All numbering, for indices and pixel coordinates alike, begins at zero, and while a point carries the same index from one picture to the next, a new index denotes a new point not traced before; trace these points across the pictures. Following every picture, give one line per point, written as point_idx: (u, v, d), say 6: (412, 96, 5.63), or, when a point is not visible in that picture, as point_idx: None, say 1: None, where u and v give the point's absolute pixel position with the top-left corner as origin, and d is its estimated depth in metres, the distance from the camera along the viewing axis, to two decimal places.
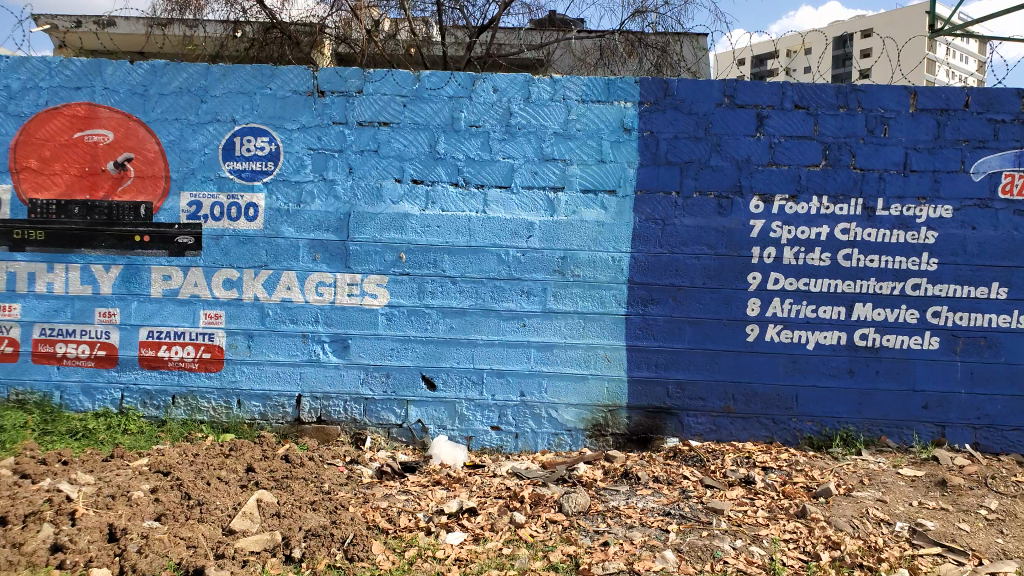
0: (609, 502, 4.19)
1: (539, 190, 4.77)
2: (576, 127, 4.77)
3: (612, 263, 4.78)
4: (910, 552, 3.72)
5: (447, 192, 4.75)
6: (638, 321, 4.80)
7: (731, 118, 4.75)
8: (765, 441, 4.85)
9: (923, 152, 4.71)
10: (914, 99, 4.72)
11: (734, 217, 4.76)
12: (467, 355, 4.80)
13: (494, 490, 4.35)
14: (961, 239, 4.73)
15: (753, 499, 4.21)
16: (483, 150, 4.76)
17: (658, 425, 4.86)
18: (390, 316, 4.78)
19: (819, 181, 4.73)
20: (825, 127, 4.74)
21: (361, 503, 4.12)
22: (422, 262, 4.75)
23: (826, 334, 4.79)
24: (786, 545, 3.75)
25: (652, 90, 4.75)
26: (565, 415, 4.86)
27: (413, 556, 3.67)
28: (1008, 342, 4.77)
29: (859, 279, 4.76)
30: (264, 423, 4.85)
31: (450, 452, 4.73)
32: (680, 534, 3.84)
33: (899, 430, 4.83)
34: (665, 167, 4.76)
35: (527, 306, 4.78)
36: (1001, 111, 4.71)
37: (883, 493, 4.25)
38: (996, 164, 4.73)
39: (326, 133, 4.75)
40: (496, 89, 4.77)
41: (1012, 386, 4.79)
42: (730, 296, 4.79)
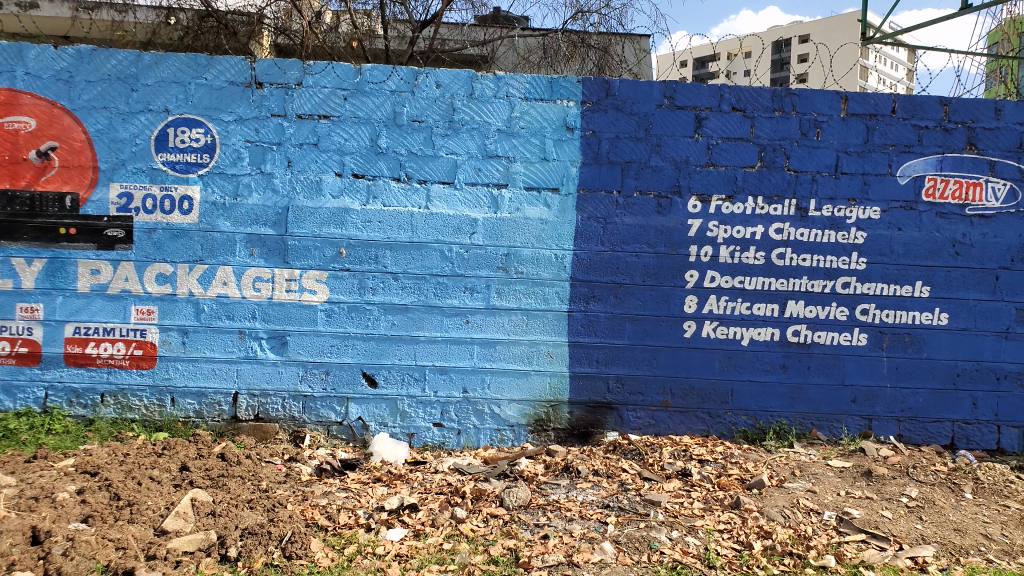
0: (550, 496, 4.23)
1: (482, 186, 4.78)
2: (519, 125, 4.79)
3: (555, 260, 4.82)
4: (837, 539, 3.88)
5: (389, 187, 4.72)
6: (579, 318, 4.86)
7: (671, 119, 4.84)
8: (702, 435, 4.97)
9: (853, 155, 4.89)
10: (845, 104, 4.89)
11: (673, 216, 4.86)
12: (408, 352, 4.79)
13: (435, 487, 4.35)
14: (888, 239, 4.92)
15: (689, 491, 4.31)
16: (426, 145, 4.74)
17: (599, 420, 4.94)
18: (330, 312, 4.73)
19: (754, 182, 4.86)
20: (761, 129, 4.87)
21: (300, 501, 4.08)
22: (363, 258, 4.71)
23: (760, 331, 4.94)
24: (721, 535, 3.86)
25: (595, 90, 4.81)
26: (507, 411, 4.88)
27: (352, 553, 3.65)
28: (930, 338, 4.98)
29: (792, 278, 4.91)
30: (199, 421, 4.74)
31: (391, 450, 4.69)
32: (619, 526, 3.91)
33: (829, 423, 4.99)
34: (606, 166, 4.83)
35: (470, 302, 4.79)
36: (925, 117, 4.91)
37: (813, 483, 4.41)
38: (920, 168, 4.93)
39: (264, 126, 4.67)
40: (440, 84, 4.76)
41: (933, 380, 5.00)
42: (668, 293, 4.89)
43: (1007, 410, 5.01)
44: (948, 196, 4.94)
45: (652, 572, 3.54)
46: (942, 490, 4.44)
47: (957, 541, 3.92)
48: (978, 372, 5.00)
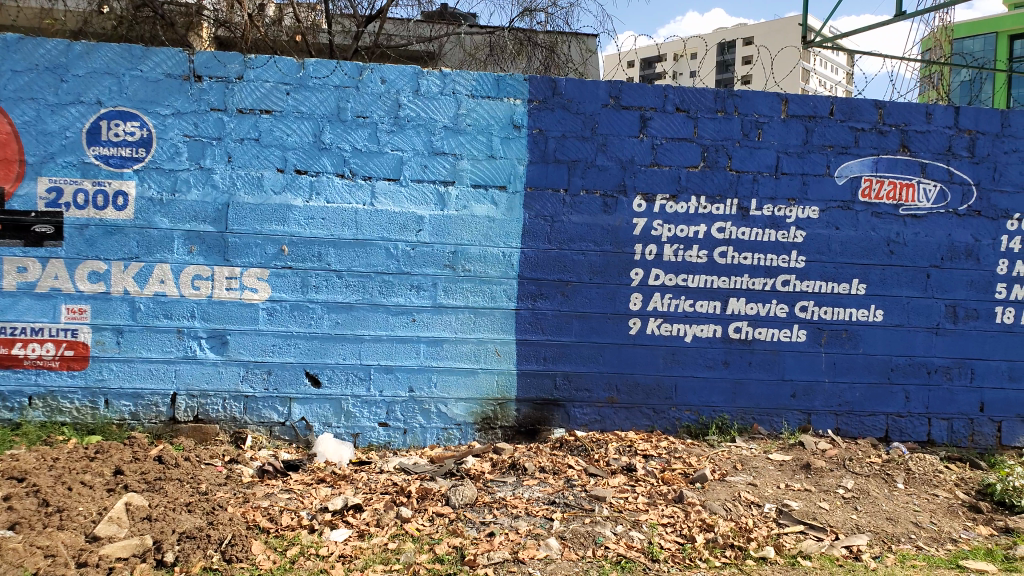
0: (496, 494, 4.23)
1: (428, 183, 4.75)
2: (465, 122, 4.78)
3: (502, 258, 4.82)
4: (776, 530, 3.97)
5: (332, 184, 4.66)
6: (527, 316, 4.87)
7: (616, 119, 4.89)
8: (646, 430, 5.04)
9: (793, 156, 5.01)
10: (785, 106, 5.00)
11: (619, 215, 4.91)
12: (353, 351, 4.74)
13: (381, 486, 4.32)
14: (825, 238, 5.05)
15: (634, 486, 4.37)
16: (371, 141, 4.70)
17: (546, 417, 4.96)
18: (272, 310, 4.65)
19: (697, 182, 4.95)
20: (704, 130, 4.95)
21: (240, 503, 3.99)
22: (306, 255, 4.64)
23: (703, 328, 5.03)
24: (664, 529, 3.92)
25: (541, 89, 4.83)
26: (454, 409, 4.87)
27: (295, 554, 3.60)
28: (867, 334, 5.12)
29: (733, 276, 5.01)
30: (134, 424, 4.61)
31: (335, 450, 4.64)
32: (564, 522, 3.94)
33: (770, 418, 5.11)
34: (553, 165, 4.85)
35: (417, 300, 4.76)
36: (861, 120, 5.05)
37: (754, 477, 4.51)
38: (856, 169, 5.07)
39: (203, 120, 4.56)
40: (385, 80, 4.72)
41: (869, 374, 5.14)
42: (614, 291, 4.94)
43: (937, 403, 5.19)
44: (883, 196, 5.09)
45: (596, 567, 3.57)
46: (876, 480, 4.58)
47: (889, 530, 4.07)
48: (911, 367, 5.16)
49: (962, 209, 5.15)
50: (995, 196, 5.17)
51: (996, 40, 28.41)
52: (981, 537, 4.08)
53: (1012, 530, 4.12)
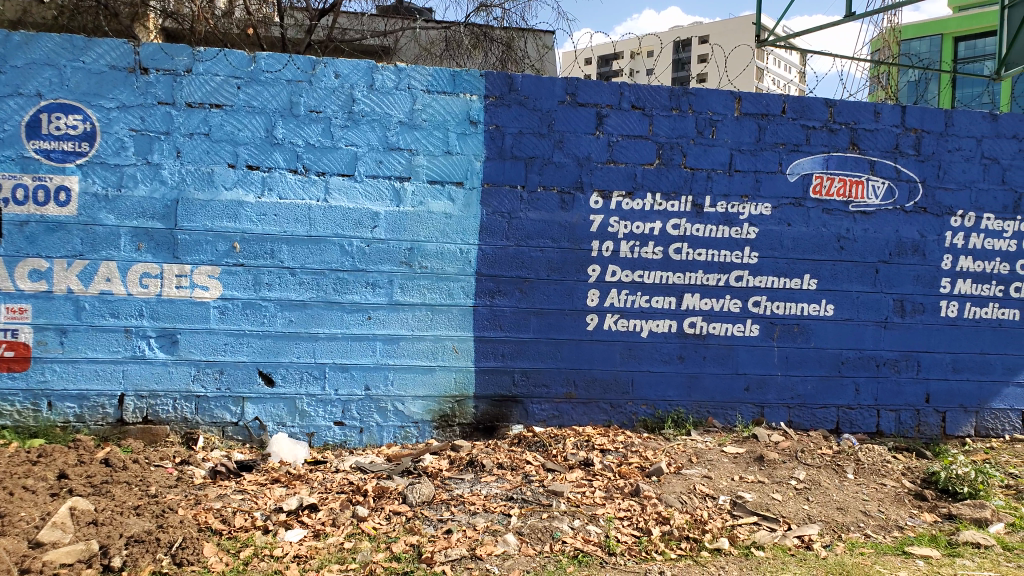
0: (454, 491, 4.22)
1: (384, 179, 4.71)
2: (421, 118, 4.75)
3: (459, 254, 4.80)
4: (730, 522, 4.04)
5: (285, 179, 4.59)
6: (484, 312, 4.87)
7: (572, 116, 4.91)
8: (604, 425, 5.08)
9: (746, 153, 5.08)
10: (739, 104, 5.07)
11: (576, 212, 4.92)
12: (308, 349, 4.68)
13: (336, 486, 4.27)
14: (778, 235, 5.14)
15: (591, 480, 4.39)
16: (324, 136, 4.64)
17: (504, 414, 4.96)
18: (224, 309, 4.57)
19: (653, 179, 4.99)
20: (659, 128, 5.00)
21: (192, 505, 3.90)
22: (258, 252, 4.57)
23: (659, 323, 5.08)
24: (621, 522, 3.95)
25: (497, 85, 4.82)
26: (411, 407, 4.85)
27: (248, 556, 3.53)
28: (818, 329, 5.23)
29: (688, 272, 5.08)
30: (80, 426, 4.49)
31: (290, 450, 4.57)
32: (522, 518, 3.94)
33: (724, 411, 5.19)
34: (510, 162, 4.85)
35: (372, 298, 4.72)
36: (812, 118, 5.15)
37: (709, 469, 4.57)
38: (807, 167, 5.16)
39: (150, 114, 4.46)
40: (339, 75, 4.67)
41: (820, 367, 5.25)
42: (571, 288, 4.96)
43: (885, 395, 5.32)
44: (834, 193, 5.19)
45: (553, 562, 3.59)
46: (827, 471, 4.69)
47: (839, 519, 4.16)
48: (860, 360, 5.28)
49: (909, 205, 5.27)
50: (939, 194, 5.30)
51: (943, 41, 29.29)
52: (926, 523, 4.21)
53: (955, 517, 4.25)
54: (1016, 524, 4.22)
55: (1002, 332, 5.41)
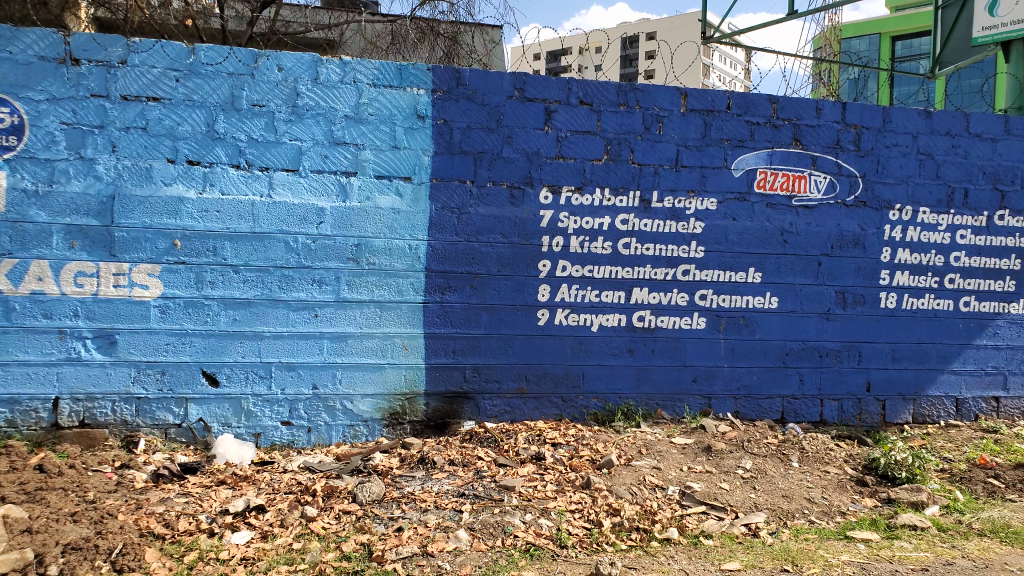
0: (404, 489, 4.19)
1: (329, 174, 4.64)
2: (367, 111, 4.70)
3: (409, 250, 4.77)
4: (679, 512, 4.10)
5: (227, 175, 4.51)
6: (435, 309, 4.84)
7: (520, 111, 4.91)
8: (555, 419, 5.10)
9: (692, 149, 5.15)
10: (685, 100, 5.13)
11: (526, 207, 4.93)
12: (252, 349, 4.59)
13: (284, 486, 4.20)
14: (723, 229, 5.23)
15: (543, 474, 4.41)
16: (267, 131, 4.57)
17: (455, 410, 4.94)
18: (165, 308, 4.46)
19: (602, 174, 5.03)
20: (607, 123, 5.03)
21: (132, 510, 3.78)
22: (200, 250, 4.47)
23: (608, 317, 5.13)
24: (572, 515, 3.98)
25: (444, 79, 4.80)
26: (360, 406, 4.80)
27: (193, 560, 3.45)
28: (762, 321, 5.34)
29: (637, 266, 5.13)
30: (11, 432, 4.32)
31: (236, 451, 4.49)
32: (473, 514, 3.94)
33: (672, 403, 5.27)
34: (459, 156, 4.82)
35: (319, 295, 4.65)
36: (756, 114, 5.25)
37: (658, 460, 4.63)
38: (752, 162, 5.25)
39: (83, 107, 4.32)
40: (282, 68, 4.59)
41: (765, 359, 5.37)
42: (521, 283, 4.96)
43: (828, 384, 5.46)
44: (777, 188, 5.30)
45: (505, 556, 3.59)
46: (772, 460, 4.79)
47: (785, 506, 4.26)
48: (804, 351, 5.41)
49: (850, 199, 5.41)
50: (879, 188, 5.45)
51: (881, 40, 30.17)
52: (866, 508, 4.34)
53: (894, 501, 4.40)
54: (950, 506, 4.39)
55: (937, 322, 5.60)
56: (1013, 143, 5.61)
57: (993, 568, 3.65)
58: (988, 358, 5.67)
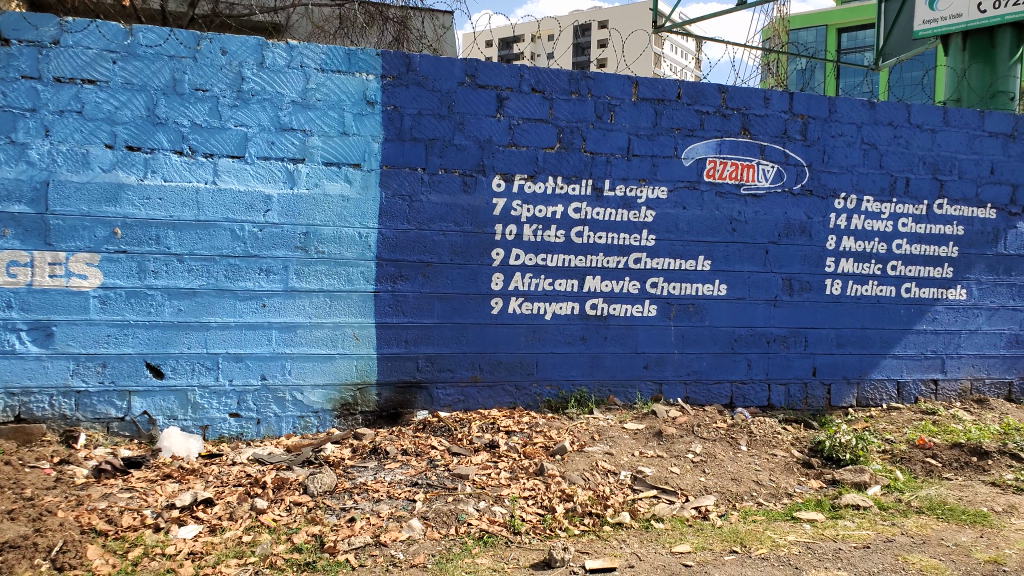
0: (356, 479, 4.16)
1: (276, 161, 4.57)
2: (315, 97, 4.63)
3: (359, 239, 4.71)
4: (632, 496, 4.15)
5: (170, 161, 4.39)
6: (387, 298, 4.80)
7: (472, 98, 4.88)
8: (509, 407, 5.11)
9: (643, 138, 5.19)
10: (636, 88, 5.17)
11: (478, 195, 4.91)
12: (198, 340, 4.50)
13: (233, 479, 4.12)
14: (674, 218, 5.29)
15: (496, 462, 4.42)
16: (212, 116, 4.46)
17: (408, 400, 4.92)
18: (105, 298, 4.33)
19: (554, 162, 5.03)
20: (559, 111, 5.04)
21: (73, 506, 3.65)
22: (142, 239, 4.36)
23: (562, 305, 5.15)
24: (525, 502, 4.00)
25: (394, 65, 4.74)
26: (311, 397, 4.74)
27: (138, 556, 3.35)
28: (712, 308, 5.43)
29: (589, 255, 5.16)
30: None
31: (182, 444, 4.39)
32: (426, 503, 3.93)
33: (624, 389, 5.33)
34: (410, 143, 4.78)
35: (267, 285, 4.57)
36: (705, 103, 5.31)
37: (610, 446, 4.68)
38: (702, 151, 5.32)
39: (14, 89, 4.18)
40: (226, 51, 4.49)
41: (715, 345, 5.46)
42: (475, 271, 4.95)
43: (776, 369, 5.59)
44: (726, 177, 5.37)
45: (459, 544, 3.60)
46: (722, 444, 4.89)
47: (733, 489, 4.36)
48: (752, 337, 5.52)
49: (797, 188, 5.52)
50: (824, 177, 5.57)
51: (827, 32, 30.81)
52: (812, 489, 4.47)
53: (838, 482, 4.53)
54: (891, 486, 4.54)
55: (881, 308, 5.77)
56: (952, 134, 5.78)
57: (930, 543, 3.79)
58: (928, 343, 5.87)
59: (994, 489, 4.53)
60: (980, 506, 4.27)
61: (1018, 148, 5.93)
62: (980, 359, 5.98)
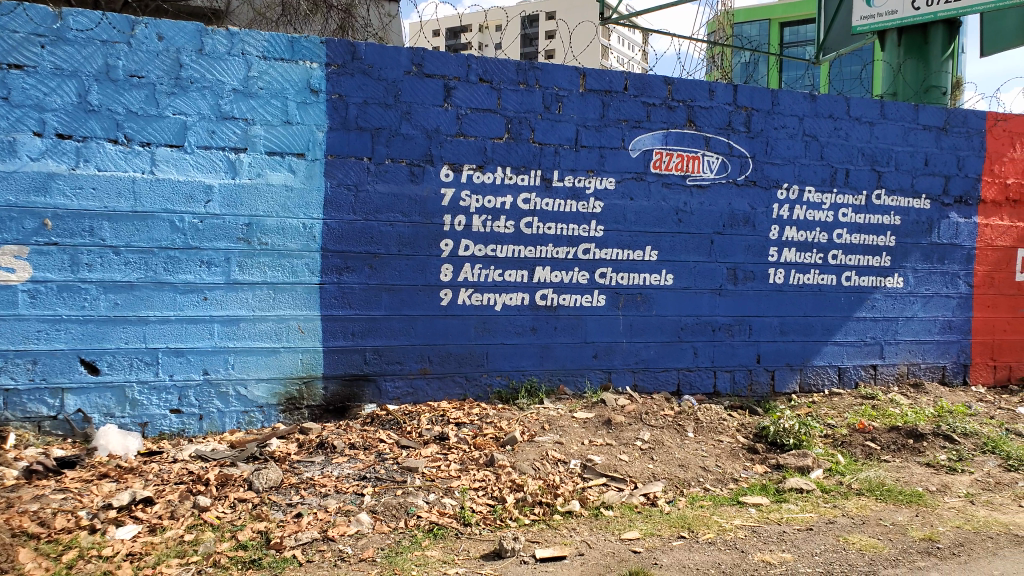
0: (303, 474, 4.09)
1: (217, 150, 4.45)
2: (257, 85, 4.53)
3: (303, 230, 4.63)
4: (581, 484, 4.18)
5: (104, 150, 4.24)
6: (332, 290, 4.73)
7: (419, 87, 4.84)
8: (459, 398, 5.09)
9: (591, 129, 5.22)
10: (583, 80, 5.19)
11: (426, 185, 4.87)
12: (136, 334, 4.37)
13: (174, 477, 4.01)
14: (622, 208, 5.34)
15: (446, 454, 4.40)
16: (148, 104, 4.32)
17: (355, 393, 4.86)
18: (34, 292, 4.17)
19: (503, 153, 5.03)
20: (507, 102, 5.03)
21: (2, 510, 3.47)
22: (75, 230, 4.20)
23: (511, 296, 5.15)
24: (475, 493, 3.99)
25: (339, 53, 4.67)
26: (255, 391, 4.64)
27: (72, 559, 3.21)
28: (659, 298, 5.50)
29: (538, 245, 5.17)
30: None
31: (120, 442, 4.24)
32: (375, 496, 3.89)
33: (574, 378, 5.36)
34: (355, 132, 4.71)
35: (208, 277, 4.46)
36: (652, 95, 5.37)
37: (560, 435, 4.70)
38: (648, 143, 5.37)
39: None
40: (162, 37, 4.36)
41: (662, 334, 5.54)
42: (423, 263, 4.91)
43: (721, 357, 5.69)
44: (673, 168, 5.45)
45: (408, 537, 3.56)
46: (669, 431, 4.96)
47: (681, 475, 4.43)
48: (698, 326, 5.62)
49: (741, 179, 5.62)
50: (768, 168, 5.69)
51: (770, 27, 31.50)
52: (757, 474, 4.56)
53: (782, 466, 4.64)
54: (833, 469, 4.66)
55: (822, 296, 5.93)
56: (889, 126, 5.96)
57: (869, 523, 3.92)
58: (867, 330, 6.05)
59: (929, 470, 4.71)
60: (916, 486, 4.43)
61: (950, 141, 6.15)
62: (916, 345, 6.20)
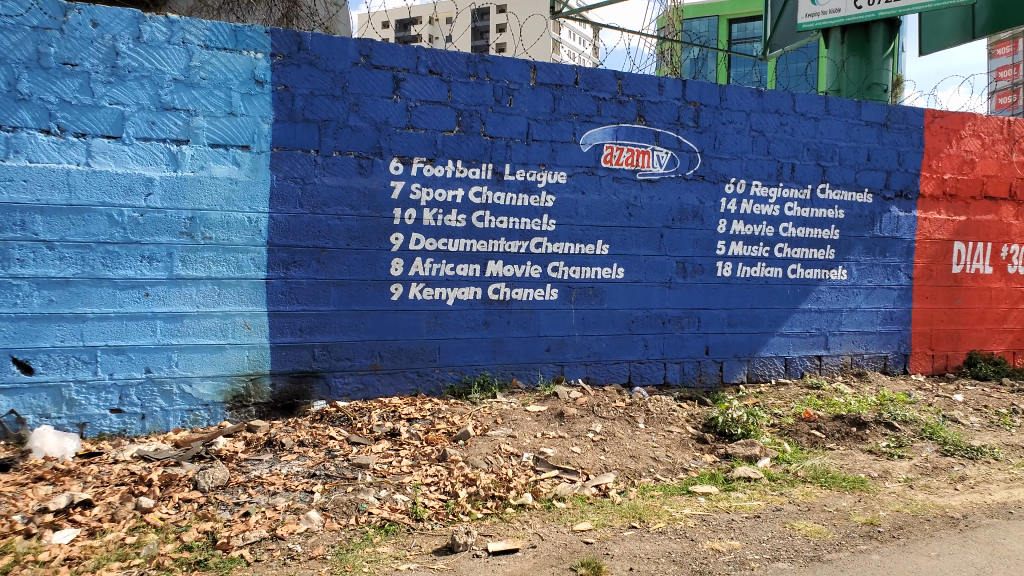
0: (251, 473, 4.02)
1: (157, 142, 4.33)
2: (198, 75, 4.41)
3: (249, 224, 4.53)
4: (534, 477, 4.20)
5: (35, 140, 4.08)
6: (279, 286, 4.64)
7: (367, 79, 4.78)
8: (410, 394, 5.06)
9: (542, 123, 5.23)
10: (534, 73, 5.19)
11: (375, 178, 4.81)
12: (72, 332, 4.22)
13: (115, 478, 3.89)
14: (573, 203, 5.36)
15: (397, 449, 4.37)
16: (83, 93, 4.17)
17: (305, 390, 4.79)
18: None
19: (453, 146, 5.00)
20: (457, 94, 5.00)
21: None
22: (5, 224, 4.04)
23: (463, 290, 5.14)
24: (428, 488, 3.97)
25: (284, 43, 4.57)
26: (200, 389, 4.54)
27: (7, 564, 3.08)
28: (610, 291, 5.55)
29: (490, 239, 5.16)
30: None
31: (57, 443, 4.09)
32: (325, 494, 3.84)
33: (527, 372, 5.37)
34: (302, 124, 4.62)
35: (149, 272, 4.34)
36: (602, 90, 5.40)
37: (513, 429, 4.71)
38: (599, 137, 5.40)
39: None
40: (97, 23, 4.21)
41: (614, 326, 5.59)
42: (374, 257, 4.86)
43: (671, 349, 5.77)
44: (623, 162, 5.49)
45: (360, 534, 3.53)
46: (621, 423, 5.01)
47: (632, 466, 4.48)
48: (648, 318, 5.69)
49: (690, 173, 5.70)
50: (716, 163, 5.78)
51: (719, 23, 32.01)
52: (706, 464, 4.65)
53: (730, 455, 4.73)
54: (779, 457, 4.77)
55: (770, 288, 6.05)
56: (833, 122, 6.11)
57: (815, 510, 4.02)
58: (812, 321, 6.20)
59: (871, 456, 4.86)
60: (859, 472, 4.57)
61: (890, 137, 6.33)
62: (859, 335, 6.38)
